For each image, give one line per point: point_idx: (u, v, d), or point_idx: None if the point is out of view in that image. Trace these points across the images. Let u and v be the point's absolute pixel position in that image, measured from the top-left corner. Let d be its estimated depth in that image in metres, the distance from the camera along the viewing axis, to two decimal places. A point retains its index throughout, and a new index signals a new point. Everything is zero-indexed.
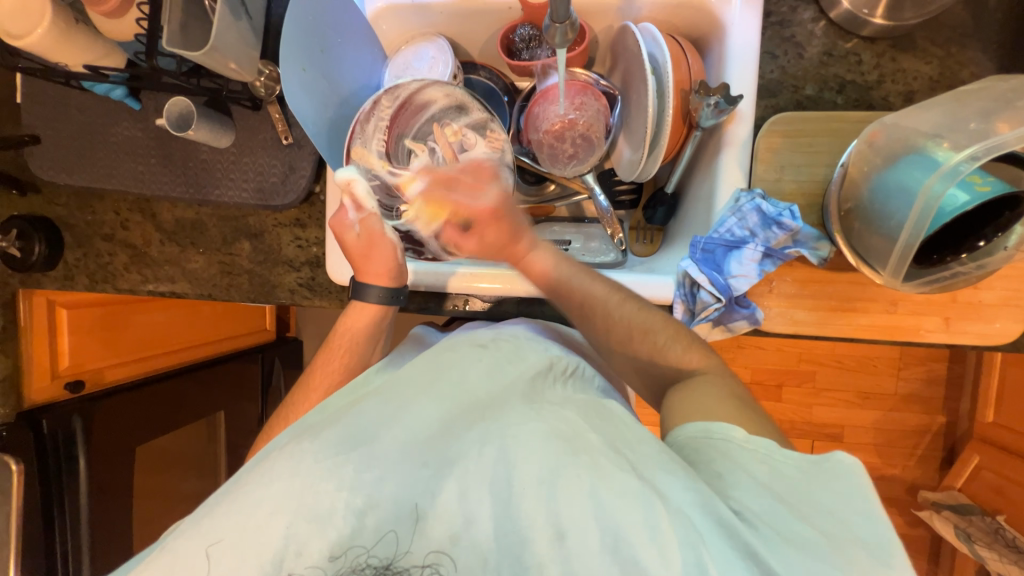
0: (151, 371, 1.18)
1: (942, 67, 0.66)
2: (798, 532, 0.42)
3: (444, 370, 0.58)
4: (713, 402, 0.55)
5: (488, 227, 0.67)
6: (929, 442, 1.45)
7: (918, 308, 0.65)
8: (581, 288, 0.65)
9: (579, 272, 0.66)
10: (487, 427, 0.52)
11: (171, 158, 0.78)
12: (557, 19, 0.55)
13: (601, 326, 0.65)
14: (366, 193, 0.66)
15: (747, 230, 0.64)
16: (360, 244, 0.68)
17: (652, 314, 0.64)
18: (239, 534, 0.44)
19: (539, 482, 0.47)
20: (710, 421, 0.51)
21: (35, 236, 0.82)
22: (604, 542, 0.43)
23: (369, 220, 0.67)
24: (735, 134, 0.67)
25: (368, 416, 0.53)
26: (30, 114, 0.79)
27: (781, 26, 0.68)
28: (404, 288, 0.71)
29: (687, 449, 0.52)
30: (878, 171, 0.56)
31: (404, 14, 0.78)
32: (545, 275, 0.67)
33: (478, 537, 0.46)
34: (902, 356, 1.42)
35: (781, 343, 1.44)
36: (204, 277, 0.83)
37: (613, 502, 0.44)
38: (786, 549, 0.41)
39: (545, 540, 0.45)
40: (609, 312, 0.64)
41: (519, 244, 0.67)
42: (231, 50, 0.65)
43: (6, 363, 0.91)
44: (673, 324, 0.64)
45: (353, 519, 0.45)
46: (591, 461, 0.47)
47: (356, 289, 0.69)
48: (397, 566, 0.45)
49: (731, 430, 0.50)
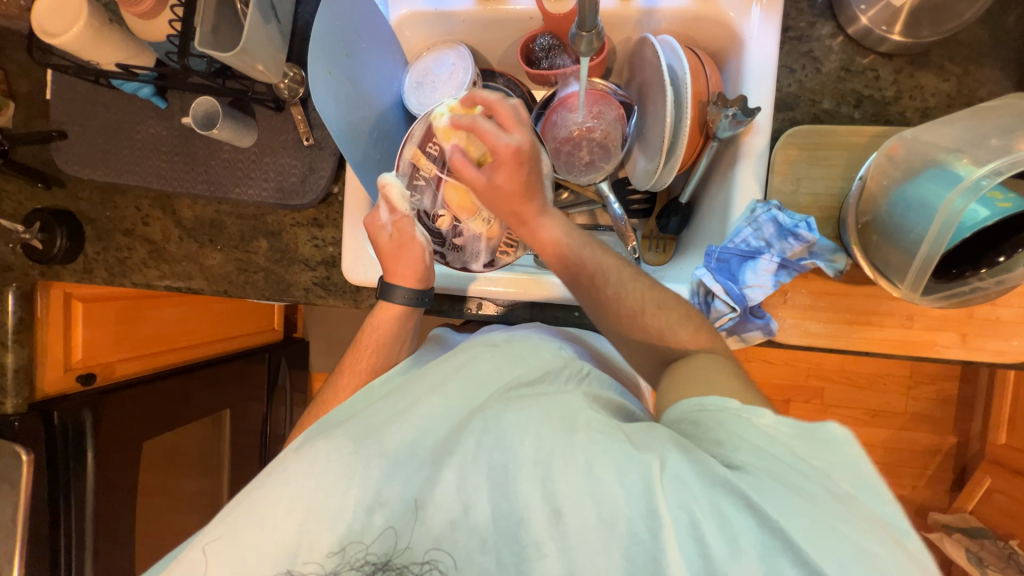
0: (160, 366, 1.19)
1: (960, 84, 0.66)
2: (799, 483, 0.39)
3: (449, 367, 0.58)
4: (716, 377, 0.51)
5: (505, 169, 0.64)
6: (939, 462, 1.43)
7: (933, 323, 0.64)
8: (592, 260, 0.65)
9: (587, 242, 0.67)
10: (485, 417, 0.51)
11: (193, 157, 0.80)
12: (585, 27, 0.55)
13: (613, 311, 0.63)
14: (400, 197, 0.69)
15: (763, 240, 0.64)
16: (392, 244, 0.70)
17: (665, 295, 0.63)
18: (249, 536, 0.44)
19: (535, 462, 0.46)
20: (705, 395, 0.48)
21: (58, 228, 0.83)
22: (600, 517, 0.42)
23: (402, 223, 0.70)
24: (752, 145, 0.68)
25: (381, 413, 0.53)
26: (60, 110, 0.81)
27: (799, 41, 0.69)
28: (430, 290, 0.72)
29: (686, 426, 0.48)
30: (896, 186, 0.56)
31: (427, 22, 0.80)
32: (555, 244, 0.67)
33: (476, 521, 0.45)
34: (913, 374, 1.41)
35: (790, 357, 1.44)
36: (220, 275, 0.84)
37: (609, 478, 0.43)
38: (785, 494, 0.38)
39: (543, 517, 0.44)
40: (620, 283, 0.64)
41: (530, 204, 0.66)
42: (259, 52, 0.66)
43: (23, 353, 0.90)
44: (687, 307, 0.63)
45: (362, 513, 0.46)
46: (587, 439, 0.46)
47: (384, 290, 0.70)
48: (396, 563, 0.44)
49: (726, 401, 0.47)
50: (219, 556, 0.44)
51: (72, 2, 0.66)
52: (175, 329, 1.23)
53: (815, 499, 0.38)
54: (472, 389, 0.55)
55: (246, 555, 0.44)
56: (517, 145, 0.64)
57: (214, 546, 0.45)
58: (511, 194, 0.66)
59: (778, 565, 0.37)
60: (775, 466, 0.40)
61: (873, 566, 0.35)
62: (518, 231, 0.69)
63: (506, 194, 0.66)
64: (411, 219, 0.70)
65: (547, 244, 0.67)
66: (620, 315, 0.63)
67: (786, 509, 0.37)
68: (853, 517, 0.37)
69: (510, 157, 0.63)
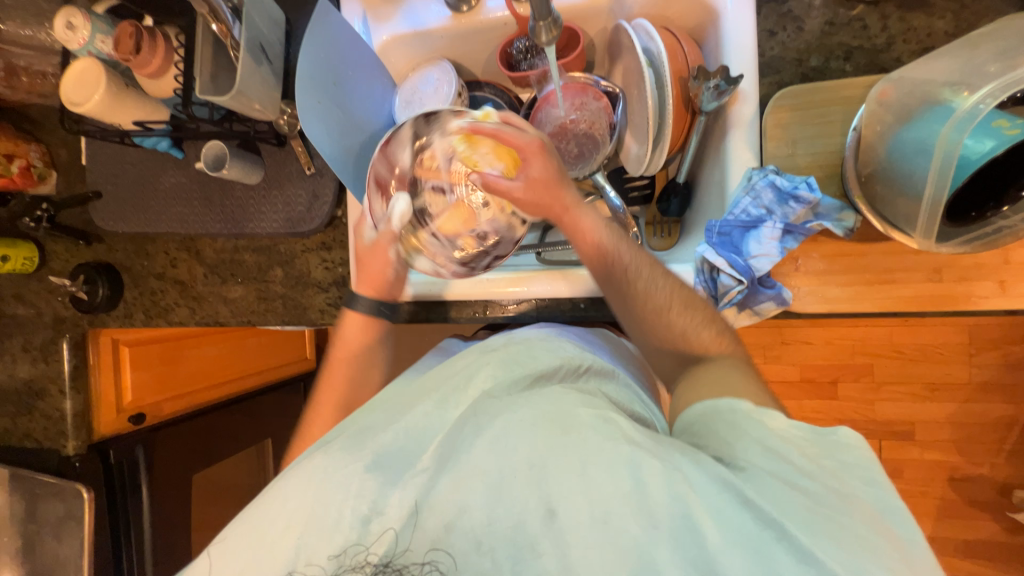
0: (201, 403, 1.26)
1: (957, 20, 0.63)
2: (804, 483, 0.41)
3: (448, 371, 0.59)
4: (733, 379, 0.54)
5: (536, 161, 0.66)
6: (1018, 435, 1.30)
7: (967, 273, 0.60)
8: (628, 253, 0.63)
9: (625, 237, 0.65)
10: (478, 420, 0.52)
11: (210, 199, 0.85)
12: (540, 18, 0.57)
13: (644, 297, 0.62)
14: (399, 214, 0.73)
15: (763, 208, 0.62)
16: (367, 248, 0.75)
17: (692, 294, 0.63)
18: (255, 549, 0.46)
19: (530, 466, 0.47)
20: (718, 397, 0.51)
21: (99, 279, 0.91)
22: (594, 514, 0.44)
23: (385, 235, 0.73)
24: (740, 113, 0.67)
25: (378, 420, 0.55)
26: (94, 173, 0.89)
27: (777, 3, 0.68)
28: (391, 300, 0.76)
29: (699, 425, 0.50)
30: (893, 130, 0.54)
31: (409, 43, 0.84)
32: (594, 233, 0.64)
33: (469, 525, 0.46)
34: (973, 340, 1.29)
35: (830, 335, 1.36)
36: (244, 306, 0.89)
37: (601, 474, 0.45)
38: (786, 490, 0.41)
39: (536, 517, 0.45)
40: (654, 279, 0.62)
41: (564, 190, 0.66)
42: (255, 92, 0.71)
43: (80, 399, 0.97)
44: (706, 312, 0.62)
45: (359, 525, 0.47)
46: (579, 439, 0.48)
47: (350, 298, 0.75)
48: (397, 564, 0.45)
49: (738, 403, 0.49)
50: (225, 563, 0.46)
51: (91, 74, 0.73)
52: (214, 366, 1.29)
53: (820, 501, 0.40)
54: (468, 391, 0.56)
55: (248, 560, 0.46)
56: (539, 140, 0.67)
57: (221, 552, 0.47)
58: (545, 184, 0.66)
59: (775, 557, 0.38)
60: (778, 465, 0.42)
61: (874, 550, 0.37)
62: (562, 220, 0.66)
63: (541, 183, 0.66)
64: (395, 229, 0.73)
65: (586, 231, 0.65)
66: (648, 312, 0.62)
67: (785, 506, 0.40)
68: (854, 510, 0.40)
69: (534, 152, 0.66)
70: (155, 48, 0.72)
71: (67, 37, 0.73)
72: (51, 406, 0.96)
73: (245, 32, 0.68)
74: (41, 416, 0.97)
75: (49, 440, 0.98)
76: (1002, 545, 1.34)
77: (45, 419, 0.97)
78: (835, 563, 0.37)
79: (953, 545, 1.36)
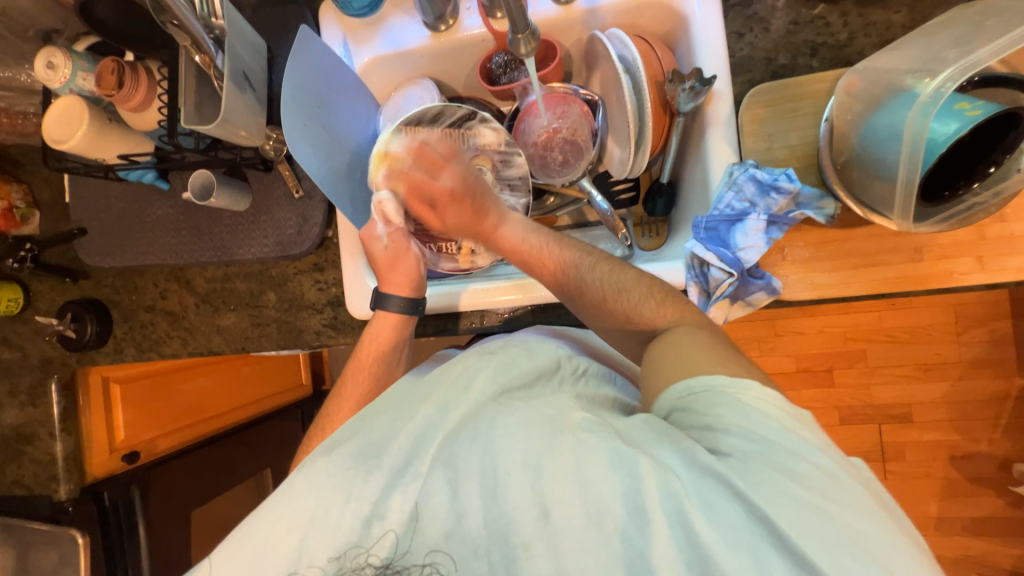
0: (195, 436, 1.23)
1: (912, 13, 0.66)
2: (791, 466, 0.41)
3: (443, 379, 0.58)
4: (693, 351, 0.53)
5: (450, 207, 0.75)
6: (1011, 409, 1.32)
7: (946, 251, 0.62)
8: (552, 256, 0.69)
9: (548, 242, 0.71)
10: (476, 427, 0.52)
11: (198, 229, 0.85)
12: (519, 30, 0.60)
13: (577, 292, 0.66)
14: (396, 211, 0.74)
15: (746, 201, 0.64)
16: (386, 254, 0.74)
17: (625, 274, 0.65)
18: (257, 552, 0.46)
19: (524, 466, 0.47)
20: (692, 376, 0.50)
21: (88, 316, 0.89)
22: (588, 516, 0.44)
23: (396, 235, 0.75)
24: (717, 112, 0.69)
25: (381, 426, 0.54)
26: (78, 210, 0.89)
27: (743, 6, 0.71)
28: (422, 299, 0.75)
29: (680, 404, 0.49)
30: (862, 118, 0.57)
31: (389, 63, 0.85)
32: (513, 248, 0.72)
33: (468, 531, 0.46)
34: (958, 318, 1.32)
35: (822, 323, 1.38)
36: (237, 333, 0.88)
37: (596, 475, 0.45)
38: (772, 474, 0.40)
39: (530, 519, 0.45)
40: (583, 275, 0.66)
41: (486, 220, 0.74)
42: (240, 118, 0.72)
43: (70, 441, 0.94)
44: (648, 282, 0.64)
45: (360, 526, 0.47)
46: (574, 439, 0.48)
47: (379, 299, 0.73)
48: (397, 565, 0.45)
49: (713, 377, 0.48)
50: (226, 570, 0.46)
51: (71, 110, 0.72)
52: (208, 397, 1.27)
53: (805, 482, 0.40)
54: (467, 395, 0.55)
55: (251, 561, 0.46)
56: (451, 186, 0.74)
57: (222, 554, 0.46)
58: (469, 221, 0.75)
59: (764, 549, 0.38)
60: (762, 451, 0.42)
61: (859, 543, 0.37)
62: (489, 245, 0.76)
63: (465, 224, 0.75)
64: (405, 232, 0.75)
65: (511, 249, 0.72)
66: (589, 304, 0.65)
67: (776, 497, 0.39)
68: (843, 495, 0.39)
69: (445, 198, 0.74)
70: (137, 82, 0.72)
71: (48, 77, 0.73)
72: (41, 450, 0.93)
73: (228, 62, 0.69)
74: (30, 461, 0.93)
75: (41, 486, 0.94)
76: (1008, 520, 1.35)
77: (35, 464, 0.93)
78: (822, 560, 0.36)
79: (960, 524, 1.37)
